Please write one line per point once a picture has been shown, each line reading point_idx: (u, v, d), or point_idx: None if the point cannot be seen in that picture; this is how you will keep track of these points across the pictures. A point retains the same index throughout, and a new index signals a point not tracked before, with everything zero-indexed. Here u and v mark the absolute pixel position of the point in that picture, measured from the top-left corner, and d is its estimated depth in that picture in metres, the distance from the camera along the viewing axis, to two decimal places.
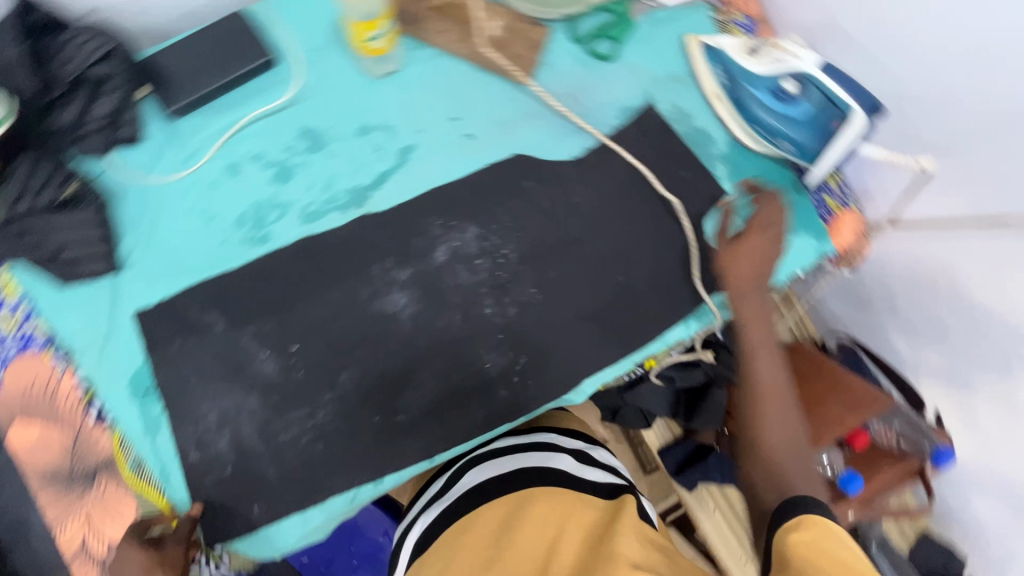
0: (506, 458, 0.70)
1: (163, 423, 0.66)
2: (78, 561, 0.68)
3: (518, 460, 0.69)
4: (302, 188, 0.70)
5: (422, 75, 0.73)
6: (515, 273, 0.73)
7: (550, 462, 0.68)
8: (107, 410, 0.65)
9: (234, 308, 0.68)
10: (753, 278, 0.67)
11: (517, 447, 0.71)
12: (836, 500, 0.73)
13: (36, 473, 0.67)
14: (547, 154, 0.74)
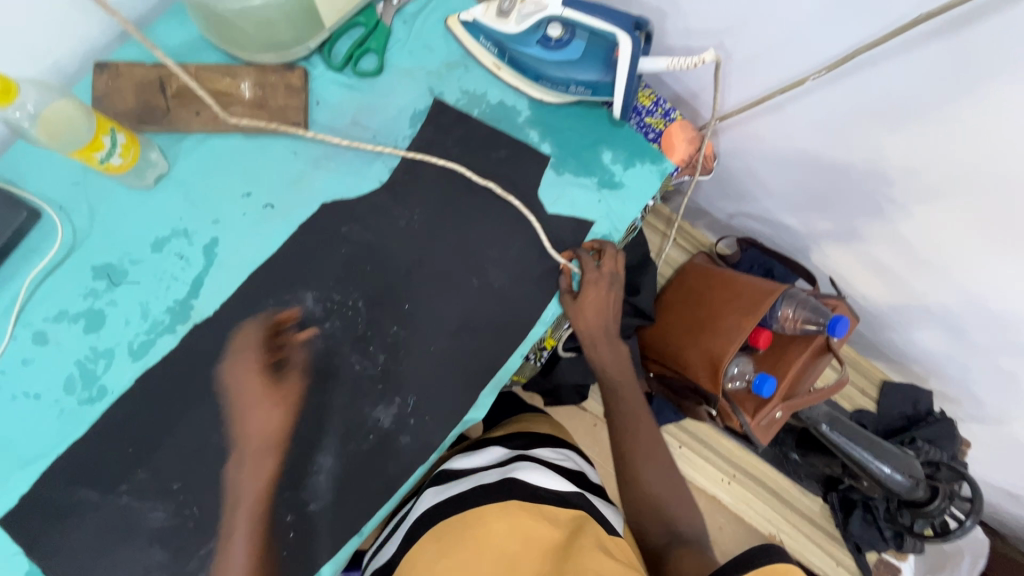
0: (479, 474, 0.74)
1: None
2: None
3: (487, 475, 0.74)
4: (118, 333, 0.66)
5: (196, 168, 0.68)
6: (368, 321, 0.70)
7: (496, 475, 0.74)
8: None
9: (97, 477, 0.64)
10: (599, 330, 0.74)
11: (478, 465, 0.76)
12: (756, 409, 0.71)
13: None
14: (354, 192, 0.71)
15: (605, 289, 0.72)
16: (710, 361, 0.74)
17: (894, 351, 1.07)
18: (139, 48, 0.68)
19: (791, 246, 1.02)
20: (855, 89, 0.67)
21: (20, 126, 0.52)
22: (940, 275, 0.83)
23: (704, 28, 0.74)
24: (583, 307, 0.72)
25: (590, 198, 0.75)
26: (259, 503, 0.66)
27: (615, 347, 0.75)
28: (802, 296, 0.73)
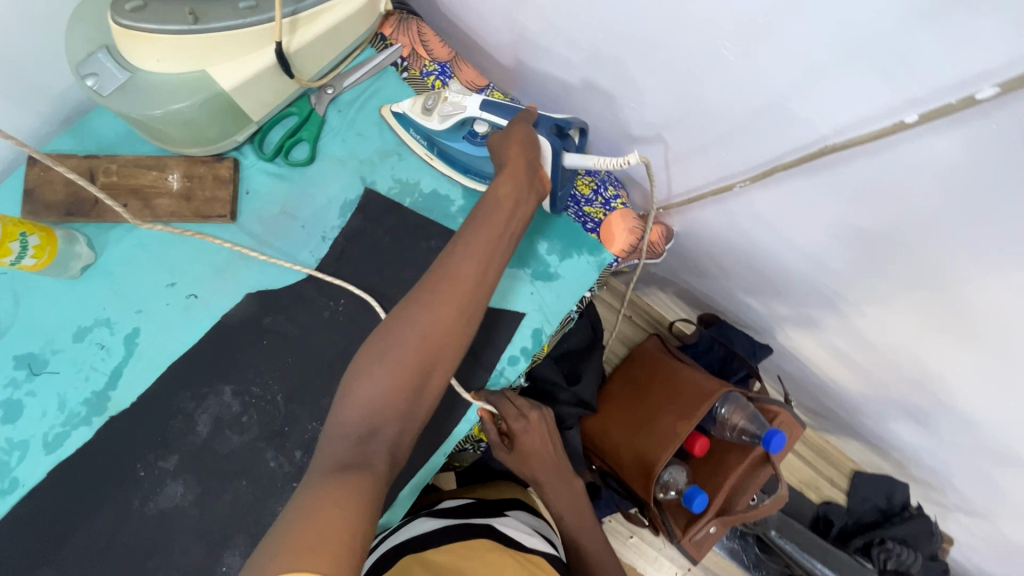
0: (444, 518, 0.70)
1: None
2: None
3: (447, 521, 0.69)
4: (34, 425, 0.66)
5: (124, 260, 0.69)
6: (287, 416, 0.68)
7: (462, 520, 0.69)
8: None
9: (0, 573, 0.63)
10: (544, 471, 0.70)
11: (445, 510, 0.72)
12: (687, 523, 0.68)
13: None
14: (280, 283, 0.70)
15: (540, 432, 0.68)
16: (644, 466, 0.71)
17: (871, 437, 1.01)
18: (72, 138, 0.70)
19: (755, 325, 0.98)
20: (784, 198, 0.64)
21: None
22: (903, 373, 0.78)
23: (641, 121, 0.71)
24: (523, 454, 0.68)
25: (520, 289, 0.73)
26: (445, 335, 0.53)
27: (563, 487, 0.71)
28: (744, 400, 0.70)
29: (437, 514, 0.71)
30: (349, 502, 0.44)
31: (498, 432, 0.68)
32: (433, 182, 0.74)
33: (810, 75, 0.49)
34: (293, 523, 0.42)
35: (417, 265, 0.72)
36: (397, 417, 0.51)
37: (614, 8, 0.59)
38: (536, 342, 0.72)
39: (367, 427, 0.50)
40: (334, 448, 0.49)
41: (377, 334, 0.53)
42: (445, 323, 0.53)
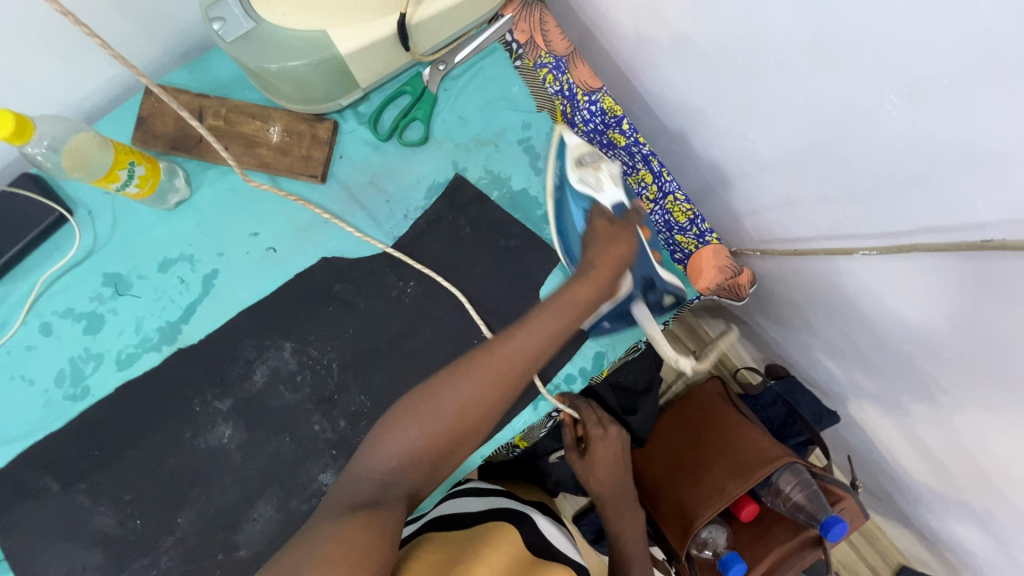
0: (479, 501, 0.70)
1: None
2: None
3: (479, 502, 0.70)
4: (111, 341, 0.69)
5: (216, 201, 0.71)
6: (337, 383, 0.69)
7: (493, 505, 0.70)
8: None
9: (64, 468, 0.68)
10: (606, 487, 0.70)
11: (476, 492, 0.72)
12: None
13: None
14: (356, 252, 0.71)
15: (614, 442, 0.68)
16: (682, 517, 0.67)
17: (926, 532, 0.93)
18: (190, 73, 0.71)
19: (826, 389, 0.91)
20: (908, 275, 0.57)
21: (40, 159, 0.56)
22: (989, 484, 0.70)
23: (760, 157, 0.66)
24: (594, 463, 0.68)
25: None
26: (477, 415, 0.52)
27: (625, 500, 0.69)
28: (806, 475, 0.65)
29: (474, 497, 0.71)
30: (366, 533, 0.44)
31: (573, 438, 0.69)
32: (525, 178, 0.71)
33: (984, 155, 0.42)
34: (320, 536, 0.44)
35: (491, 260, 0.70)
36: (419, 470, 0.51)
37: (766, 33, 0.53)
38: (597, 364, 0.69)
39: (385, 481, 0.49)
40: (355, 489, 0.49)
41: (411, 392, 0.52)
42: (484, 399, 0.52)
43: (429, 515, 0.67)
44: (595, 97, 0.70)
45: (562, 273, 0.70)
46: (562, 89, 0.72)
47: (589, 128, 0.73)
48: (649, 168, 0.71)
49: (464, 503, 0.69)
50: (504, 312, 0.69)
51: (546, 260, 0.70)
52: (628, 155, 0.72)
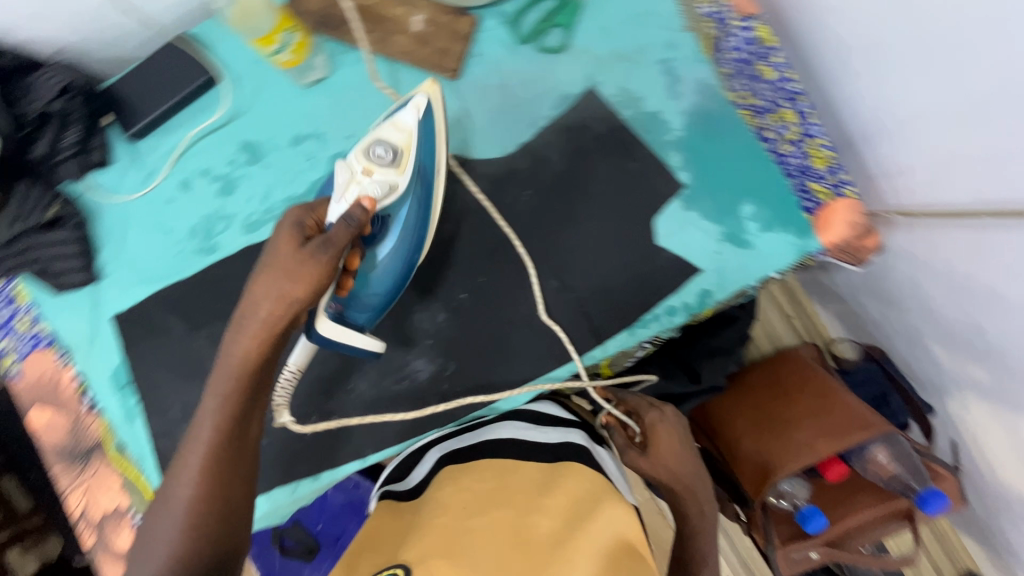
0: (538, 428, 0.77)
1: (139, 411, 0.75)
2: (80, 527, 0.77)
3: (540, 433, 0.76)
4: (240, 205, 0.74)
5: (351, 84, 0.73)
6: (441, 277, 0.71)
7: (545, 437, 0.75)
8: (113, 393, 0.76)
9: (191, 314, 0.75)
10: (672, 477, 0.68)
11: (534, 417, 0.79)
12: (791, 538, 0.64)
13: (53, 449, 0.77)
14: (479, 152, 0.71)
15: (674, 427, 0.68)
16: (762, 467, 0.67)
17: (1007, 549, 0.87)
18: None
19: (929, 381, 0.86)
20: None
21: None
22: None
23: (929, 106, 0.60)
24: (659, 455, 0.67)
25: (706, 243, 0.68)
26: (228, 469, 0.54)
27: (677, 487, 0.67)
28: (904, 446, 0.63)
29: (535, 421, 0.79)
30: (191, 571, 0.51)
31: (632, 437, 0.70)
32: (661, 99, 0.69)
33: None
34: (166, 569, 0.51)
35: (609, 179, 0.69)
36: (216, 476, 0.54)
37: None
38: (700, 301, 0.68)
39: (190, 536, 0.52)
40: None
41: (185, 444, 0.56)
42: (252, 366, 0.55)
43: (486, 436, 0.77)
44: (749, 23, 0.68)
45: (681, 204, 0.69)
46: (715, 13, 0.69)
47: (737, 56, 0.68)
48: (794, 108, 0.68)
49: (523, 431, 0.76)
50: (615, 234, 0.69)
51: (667, 189, 0.68)
52: (774, 91, 0.68)
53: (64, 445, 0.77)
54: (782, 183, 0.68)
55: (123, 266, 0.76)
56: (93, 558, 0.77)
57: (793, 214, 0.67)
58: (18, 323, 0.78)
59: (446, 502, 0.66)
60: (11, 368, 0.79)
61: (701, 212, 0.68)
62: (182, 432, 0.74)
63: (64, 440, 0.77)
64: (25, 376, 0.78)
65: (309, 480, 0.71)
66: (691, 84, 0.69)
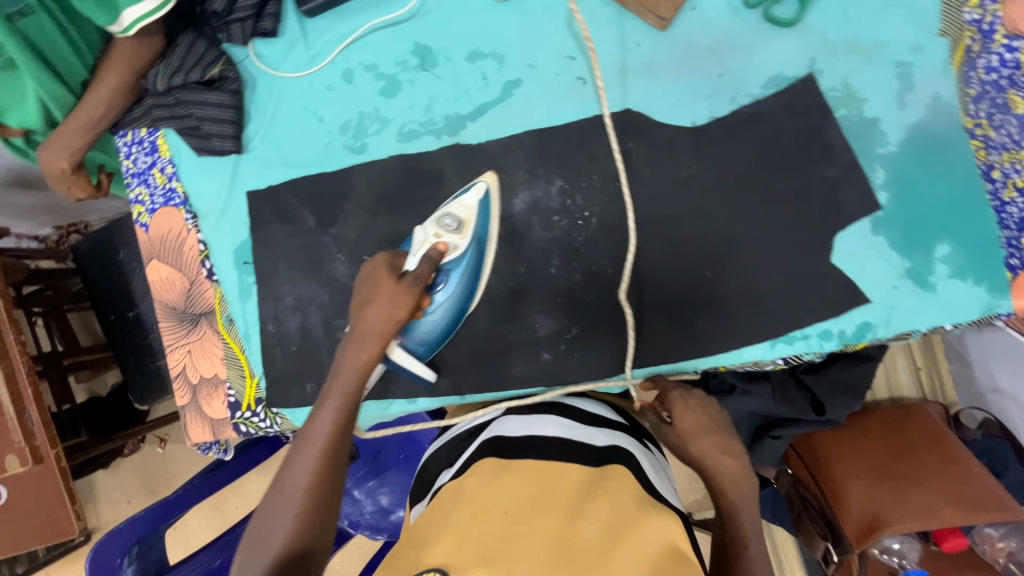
0: (584, 425, 0.65)
1: (253, 291, 0.76)
2: (177, 385, 0.79)
3: (583, 433, 0.64)
4: (398, 110, 0.70)
5: (547, 8, 0.67)
6: (589, 236, 0.68)
7: (594, 440, 0.63)
8: (232, 267, 0.76)
9: (321, 209, 0.73)
10: (689, 436, 0.64)
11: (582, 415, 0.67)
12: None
13: (167, 306, 0.78)
14: (665, 116, 0.65)
15: (699, 403, 0.65)
16: (870, 515, 0.67)
17: None
18: None
19: None
20: None
21: None
22: None
23: None
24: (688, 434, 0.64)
25: (884, 273, 0.63)
26: (333, 482, 0.53)
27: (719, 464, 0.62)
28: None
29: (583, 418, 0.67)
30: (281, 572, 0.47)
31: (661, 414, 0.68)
32: (883, 105, 0.62)
33: None
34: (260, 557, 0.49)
35: (797, 179, 0.63)
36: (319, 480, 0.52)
37: None
38: (857, 333, 0.63)
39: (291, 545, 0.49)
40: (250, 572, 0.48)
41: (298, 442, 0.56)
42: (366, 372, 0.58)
43: (532, 432, 0.63)
44: (1017, 43, 0.56)
45: (870, 225, 0.63)
46: (981, 19, 0.58)
47: (990, 77, 0.58)
48: None
49: (564, 425, 0.65)
50: (786, 239, 0.64)
51: (858, 205, 0.62)
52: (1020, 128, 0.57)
53: (177, 304, 0.78)
54: (990, 229, 0.61)
55: (268, 143, 0.74)
56: (184, 416, 0.80)
57: (992, 266, 0.61)
58: (155, 174, 0.78)
59: (478, 499, 0.53)
60: (141, 217, 0.79)
61: (890, 240, 0.62)
62: (292, 323, 0.74)
63: (178, 299, 0.78)
64: (153, 229, 0.79)
65: (403, 401, 0.74)
66: (925, 96, 0.61)
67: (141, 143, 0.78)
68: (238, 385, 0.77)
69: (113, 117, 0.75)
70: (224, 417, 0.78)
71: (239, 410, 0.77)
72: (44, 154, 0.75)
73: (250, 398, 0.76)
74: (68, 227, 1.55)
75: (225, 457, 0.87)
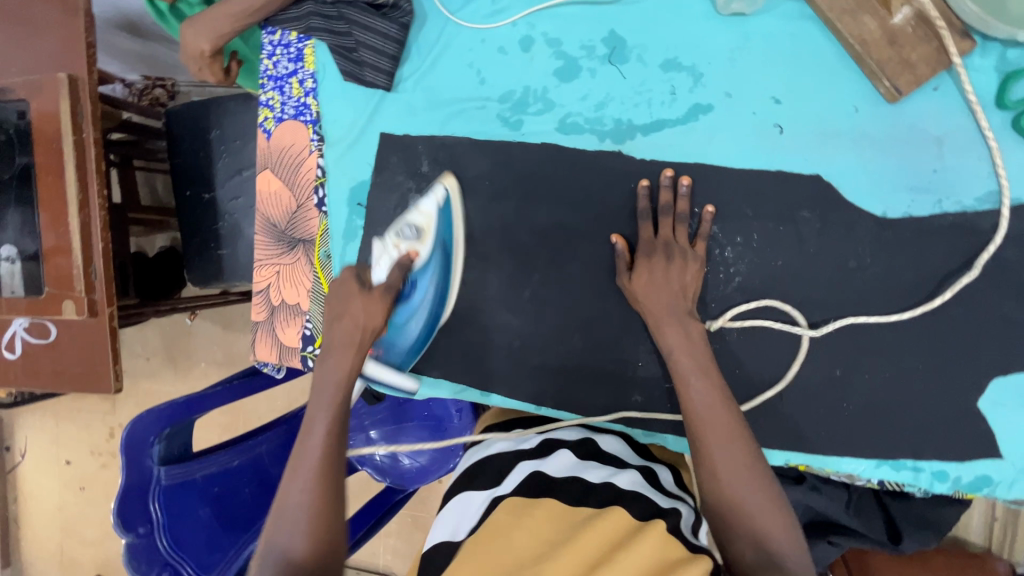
0: (631, 474, 0.61)
1: (359, 235, 0.73)
2: (256, 299, 0.78)
3: (631, 482, 0.59)
4: (568, 97, 0.65)
5: (769, 38, 0.60)
6: (726, 294, 0.63)
7: (585, 476, 0.60)
8: (346, 203, 0.73)
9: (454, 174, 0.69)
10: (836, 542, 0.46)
11: (624, 463, 0.63)
12: None
13: (267, 220, 0.76)
14: (856, 196, 0.59)
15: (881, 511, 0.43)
16: None
17: None
18: None
19: None
20: None
21: None
22: None
23: None
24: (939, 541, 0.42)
25: None
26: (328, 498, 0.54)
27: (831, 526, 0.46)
28: None
29: (633, 463, 0.63)
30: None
31: None
32: None
33: None
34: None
35: (975, 308, 0.58)
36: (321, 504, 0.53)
37: None
38: (973, 486, 0.59)
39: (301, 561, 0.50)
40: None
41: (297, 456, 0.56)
42: None
43: (573, 477, 0.60)
44: None
45: None
46: None
47: None
48: None
49: (608, 474, 0.60)
50: (935, 362, 0.59)
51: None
52: None
53: (279, 221, 0.76)
54: None
55: (420, 89, 0.69)
56: (256, 332, 0.79)
57: None
58: (292, 83, 0.73)
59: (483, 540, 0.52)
60: (265, 122, 0.75)
61: None
62: None
63: (281, 217, 0.75)
64: (274, 138, 0.75)
65: (478, 392, 0.71)
66: None
67: (287, 46, 0.73)
68: (317, 321, 0.75)
69: (269, 12, 0.70)
70: (294, 346, 0.76)
71: (311, 345, 0.75)
72: (190, 29, 0.70)
73: (326, 337, 0.75)
74: (155, 79, 1.50)
75: (276, 377, 0.86)
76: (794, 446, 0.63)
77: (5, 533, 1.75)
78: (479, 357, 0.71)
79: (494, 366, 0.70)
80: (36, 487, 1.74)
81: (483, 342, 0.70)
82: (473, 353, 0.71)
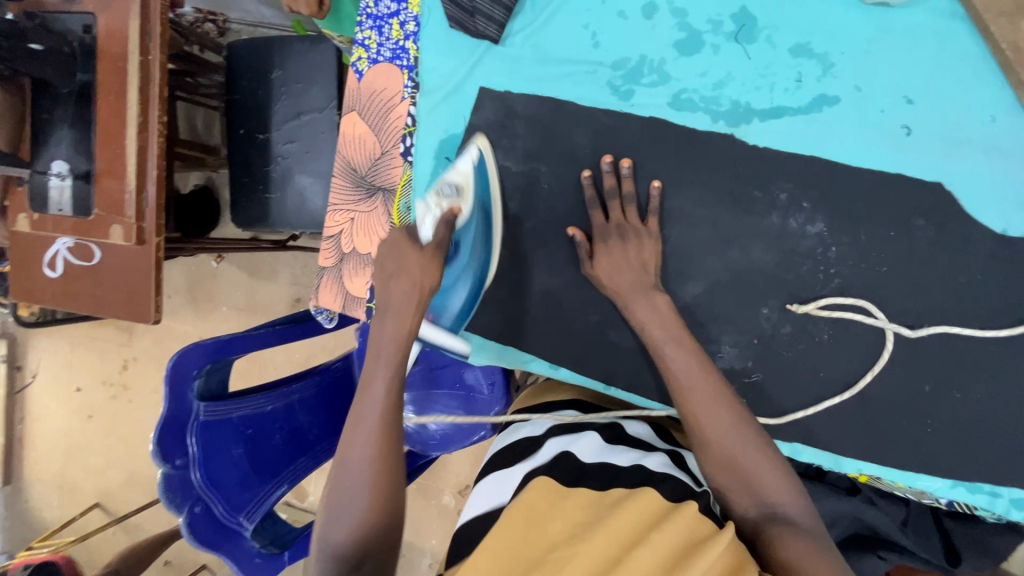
0: (659, 456, 0.57)
1: None
2: (326, 243, 0.76)
3: (657, 463, 0.56)
4: (685, 72, 0.62)
5: (910, 34, 0.57)
6: (824, 293, 0.61)
7: (613, 461, 0.56)
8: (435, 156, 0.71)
9: (553, 137, 0.66)
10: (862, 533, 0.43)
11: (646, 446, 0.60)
12: None
13: (347, 163, 0.74)
14: (977, 209, 0.57)
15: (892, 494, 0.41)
16: None
17: None
18: None
19: None
20: None
21: None
22: None
23: None
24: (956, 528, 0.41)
25: None
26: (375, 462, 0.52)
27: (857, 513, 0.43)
28: None
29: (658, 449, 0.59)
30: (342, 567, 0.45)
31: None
32: None
33: None
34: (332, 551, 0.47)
35: None
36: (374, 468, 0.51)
37: None
38: None
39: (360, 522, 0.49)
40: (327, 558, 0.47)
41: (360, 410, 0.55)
42: None
43: (602, 458, 0.56)
44: None
45: None
46: None
47: None
48: None
49: (635, 454, 0.57)
50: None
51: None
52: None
53: (360, 166, 0.74)
54: None
55: (528, 46, 0.67)
56: (321, 277, 0.77)
57: None
58: (392, 25, 0.71)
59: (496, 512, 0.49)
60: (357, 62, 0.72)
61: None
62: None
63: (362, 162, 0.74)
64: (366, 80, 0.72)
65: (547, 364, 0.70)
66: None
67: None
68: None
69: None
70: (360, 296, 0.75)
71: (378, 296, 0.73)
72: None
73: None
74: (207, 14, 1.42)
75: (328, 326, 0.85)
76: (870, 455, 0.62)
77: (8, 451, 1.76)
78: (552, 328, 0.69)
79: (566, 338, 0.69)
80: (44, 409, 1.74)
81: (559, 313, 0.69)
82: (547, 323, 0.69)
